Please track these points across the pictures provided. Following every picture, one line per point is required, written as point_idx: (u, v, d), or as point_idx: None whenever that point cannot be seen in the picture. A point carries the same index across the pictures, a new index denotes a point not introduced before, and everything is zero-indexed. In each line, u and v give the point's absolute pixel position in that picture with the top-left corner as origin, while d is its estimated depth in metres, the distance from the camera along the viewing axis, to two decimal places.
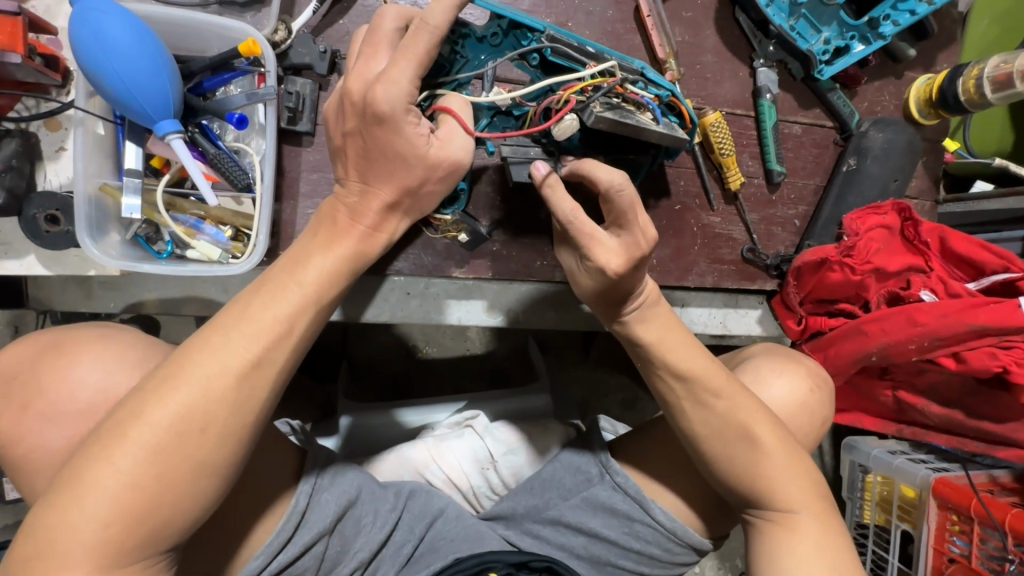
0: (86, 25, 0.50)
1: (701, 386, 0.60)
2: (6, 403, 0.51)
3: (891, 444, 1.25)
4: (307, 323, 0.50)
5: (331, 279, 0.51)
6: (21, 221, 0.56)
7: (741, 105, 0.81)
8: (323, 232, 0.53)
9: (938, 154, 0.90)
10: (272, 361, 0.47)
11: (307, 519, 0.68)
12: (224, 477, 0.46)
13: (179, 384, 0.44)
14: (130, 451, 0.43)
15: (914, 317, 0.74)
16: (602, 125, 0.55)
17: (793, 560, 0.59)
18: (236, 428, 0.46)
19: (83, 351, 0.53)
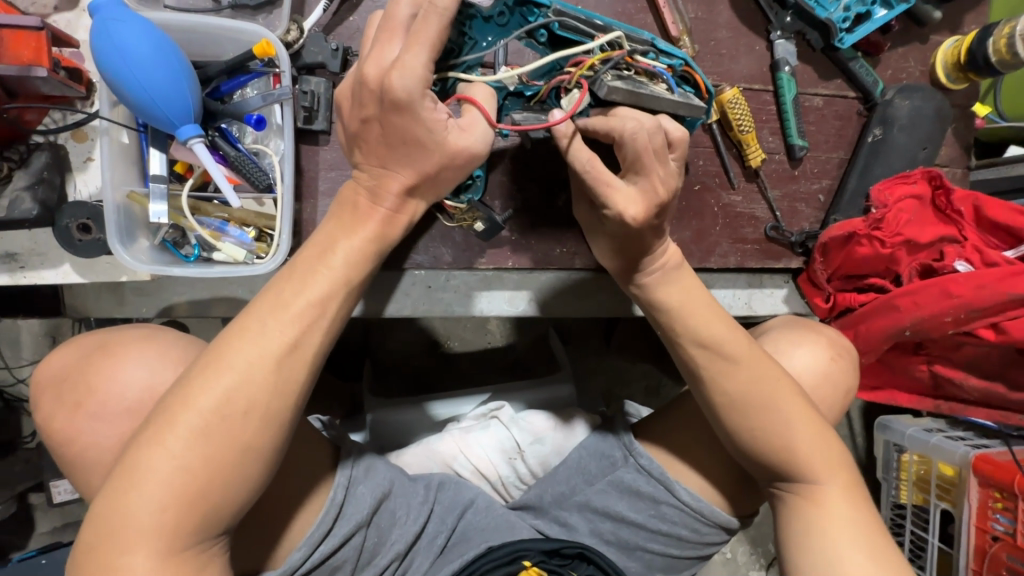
0: (108, 37, 0.52)
1: (719, 350, 0.63)
2: (58, 403, 0.54)
3: (927, 422, 1.22)
4: (338, 306, 0.50)
5: (360, 259, 0.52)
6: (54, 231, 0.58)
7: (759, 80, 0.79)
8: (347, 220, 0.53)
9: (968, 120, 0.86)
10: (307, 345, 0.48)
11: (345, 510, 0.70)
12: (270, 460, 0.47)
13: (221, 372, 0.45)
14: (180, 437, 0.44)
15: (949, 289, 0.72)
16: (615, 96, 0.55)
17: (819, 533, 0.61)
18: (278, 411, 0.47)
19: (128, 352, 0.55)
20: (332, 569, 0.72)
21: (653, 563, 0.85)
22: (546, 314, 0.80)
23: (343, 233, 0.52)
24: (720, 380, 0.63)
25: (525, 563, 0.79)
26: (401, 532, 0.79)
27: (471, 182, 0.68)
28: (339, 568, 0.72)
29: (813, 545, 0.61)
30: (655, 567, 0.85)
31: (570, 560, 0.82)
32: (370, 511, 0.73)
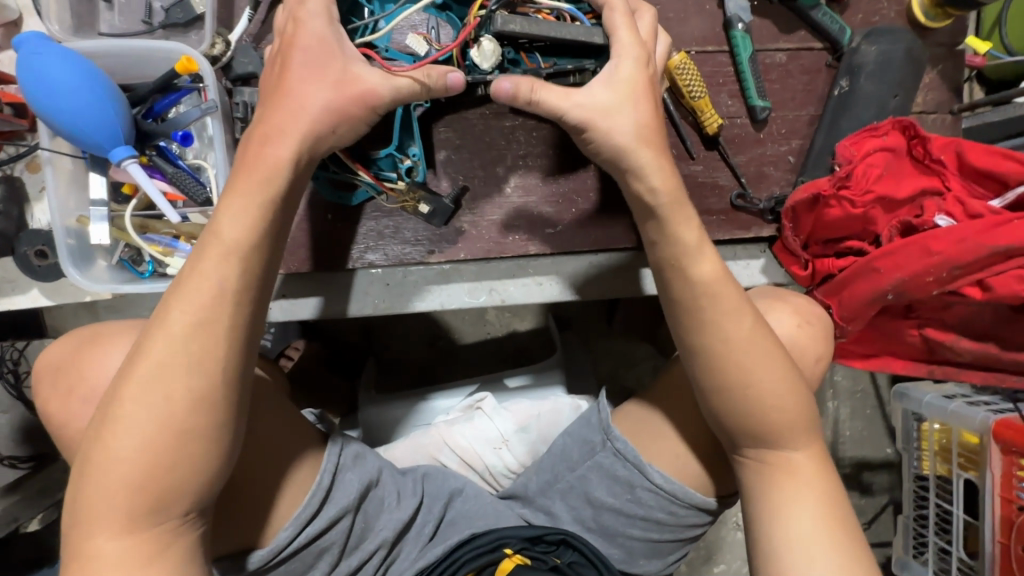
0: (30, 69, 0.54)
1: (716, 300, 0.60)
2: (54, 388, 0.58)
3: (948, 388, 1.14)
4: (239, 275, 0.50)
5: (252, 223, 0.51)
6: (16, 258, 0.62)
7: (712, 41, 0.75)
8: (242, 198, 0.51)
9: (957, 59, 0.79)
10: (220, 319, 0.49)
11: (333, 495, 0.71)
12: (211, 438, 0.49)
13: (144, 362, 0.48)
14: (120, 428, 0.47)
15: (929, 246, 0.66)
16: (512, 24, 0.60)
17: (790, 501, 0.62)
18: (204, 390, 0.48)
19: (112, 341, 0.58)
20: (320, 550, 0.71)
21: (635, 549, 0.85)
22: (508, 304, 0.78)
23: (248, 218, 0.51)
24: (709, 332, 0.61)
25: (508, 550, 0.79)
26: (389, 518, 0.78)
27: (410, 164, 0.69)
28: (328, 550, 0.71)
29: (787, 513, 0.61)
30: (638, 550, 0.85)
31: (555, 547, 0.82)
32: (356, 497, 0.73)
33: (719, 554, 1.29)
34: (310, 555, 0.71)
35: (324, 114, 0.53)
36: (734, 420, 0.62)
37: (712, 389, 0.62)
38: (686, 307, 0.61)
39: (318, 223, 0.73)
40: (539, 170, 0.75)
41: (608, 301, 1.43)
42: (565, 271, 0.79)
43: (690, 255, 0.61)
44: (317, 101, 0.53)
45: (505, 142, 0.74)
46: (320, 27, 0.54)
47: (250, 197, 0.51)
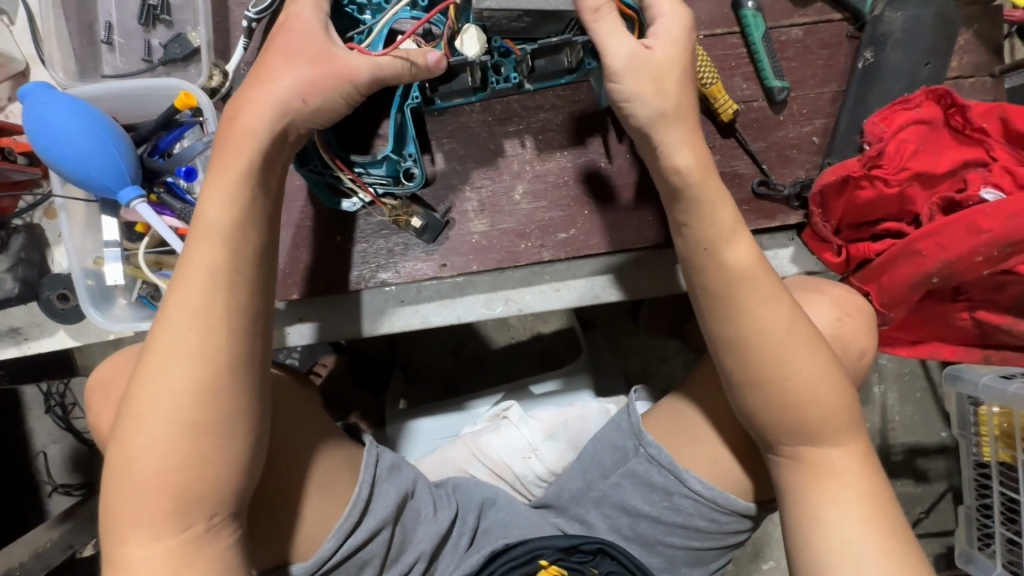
0: (37, 118, 0.55)
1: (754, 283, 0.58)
2: (107, 400, 0.57)
3: (1006, 368, 1.06)
4: (228, 259, 0.48)
5: (237, 206, 0.48)
6: (40, 304, 0.64)
7: (722, 23, 0.71)
8: (217, 189, 0.48)
9: (994, 16, 0.73)
10: (222, 302, 0.47)
11: (372, 506, 0.67)
12: (230, 428, 0.46)
13: (149, 360, 0.46)
14: (135, 429, 0.46)
15: (976, 223, 0.61)
16: (487, 9, 0.56)
17: (836, 505, 0.58)
18: (219, 376, 0.46)
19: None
20: (361, 562, 0.68)
21: (677, 557, 0.82)
22: (527, 311, 0.77)
23: (231, 204, 0.48)
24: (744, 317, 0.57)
25: (543, 562, 0.77)
26: (426, 531, 0.75)
27: (408, 165, 0.67)
28: (368, 562, 0.68)
29: (826, 518, 0.57)
30: (680, 558, 0.82)
31: (592, 556, 0.79)
32: (395, 509, 0.69)
33: (766, 552, 1.24)
34: (352, 568, 0.68)
35: (297, 88, 0.51)
36: (767, 414, 0.58)
37: (745, 379, 0.58)
38: (717, 293, 0.58)
39: (328, 244, 0.72)
40: (546, 173, 0.73)
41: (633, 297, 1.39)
42: (584, 273, 0.76)
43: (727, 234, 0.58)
44: (291, 73, 0.51)
45: (508, 146, 0.72)
46: (309, 15, 0.54)
47: (232, 184, 0.49)
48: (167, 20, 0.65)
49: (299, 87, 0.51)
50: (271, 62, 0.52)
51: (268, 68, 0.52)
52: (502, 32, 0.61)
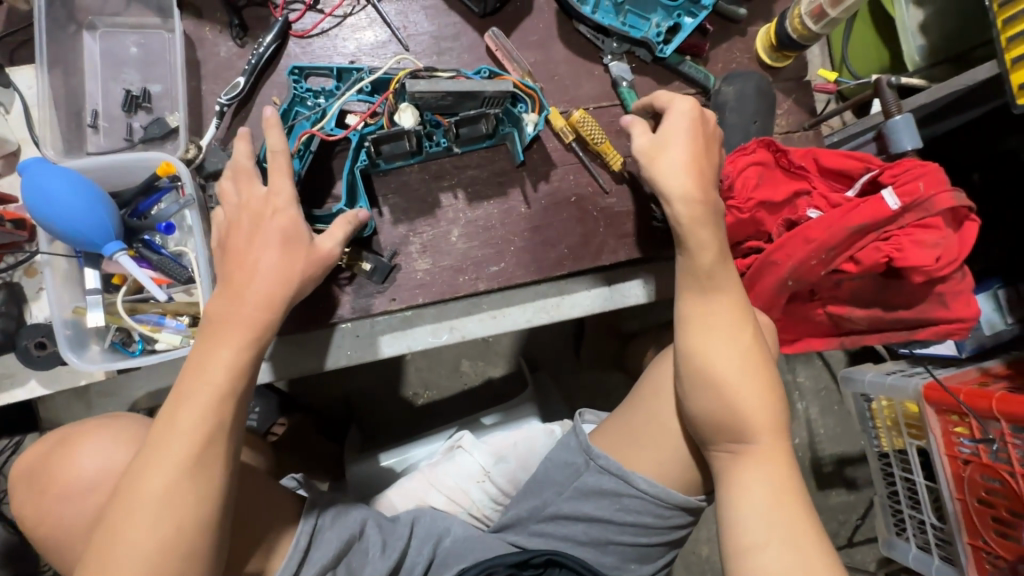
0: (34, 186, 0.64)
1: (715, 305, 0.73)
2: (30, 489, 0.63)
3: (887, 367, 1.25)
4: (230, 409, 0.59)
5: (235, 370, 0.60)
6: (17, 352, 0.69)
7: (605, 97, 0.91)
8: (220, 331, 0.61)
9: (806, 88, 0.97)
10: (220, 425, 0.58)
11: (310, 555, 0.73)
12: (206, 542, 0.55)
13: (141, 494, 0.54)
14: (121, 561, 0.52)
15: (808, 235, 0.78)
16: (420, 91, 0.72)
17: (751, 483, 0.68)
18: (207, 491, 0.56)
19: (84, 439, 0.63)
20: None
21: (626, 554, 0.89)
22: (470, 336, 0.89)
23: (237, 342, 0.61)
24: (687, 336, 0.73)
25: None
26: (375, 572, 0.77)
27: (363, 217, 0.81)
28: None
29: (739, 498, 0.67)
30: (629, 558, 0.89)
31: (544, 568, 0.83)
32: (337, 555, 0.74)
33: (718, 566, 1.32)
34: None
35: (270, 277, 0.63)
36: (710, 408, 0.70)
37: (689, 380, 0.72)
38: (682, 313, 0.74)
39: None
40: (479, 218, 0.87)
41: (575, 335, 1.51)
42: (514, 300, 0.90)
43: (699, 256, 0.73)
44: (268, 265, 0.63)
45: (443, 198, 0.86)
46: (286, 208, 0.65)
47: (236, 332, 0.61)
48: (148, 106, 0.78)
49: (275, 282, 0.63)
50: (250, 257, 0.63)
51: (248, 263, 0.63)
52: (432, 108, 0.77)
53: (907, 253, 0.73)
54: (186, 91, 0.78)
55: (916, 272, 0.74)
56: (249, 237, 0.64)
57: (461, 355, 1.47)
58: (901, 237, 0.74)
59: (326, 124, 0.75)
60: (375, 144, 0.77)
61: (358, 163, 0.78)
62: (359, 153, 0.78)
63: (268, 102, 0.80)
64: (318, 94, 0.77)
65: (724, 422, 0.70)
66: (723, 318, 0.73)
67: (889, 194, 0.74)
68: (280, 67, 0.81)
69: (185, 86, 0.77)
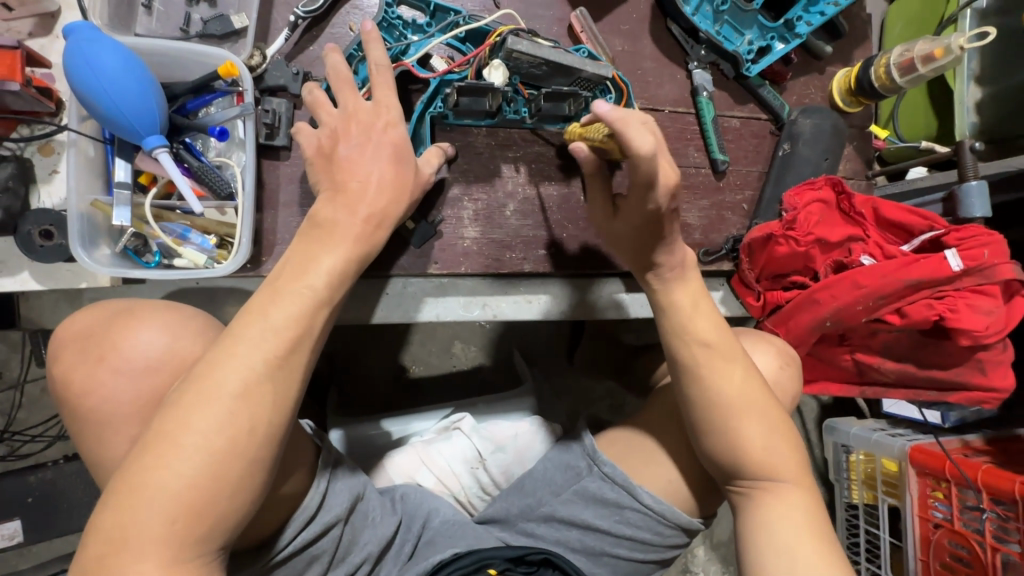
0: (79, 53, 0.56)
1: (711, 351, 0.69)
2: (80, 357, 0.54)
3: (871, 423, 1.29)
4: (322, 322, 0.54)
5: (337, 280, 0.55)
6: (17, 237, 0.60)
7: (681, 104, 0.89)
8: (322, 236, 0.56)
9: (867, 138, 0.98)
10: (312, 332, 0.53)
11: (327, 503, 0.68)
12: (271, 454, 0.49)
13: (217, 389, 0.47)
14: (184, 458, 0.45)
15: (858, 280, 0.79)
16: (518, 48, 0.68)
17: (770, 521, 0.66)
18: (285, 399, 0.50)
19: (149, 318, 0.56)
20: (310, 559, 0.68)
21: (620, 566, 0.86)
22: (501, 316, 0.84)
23: (343, 251, 0.56)
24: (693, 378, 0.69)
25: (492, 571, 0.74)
26: (374, 533, 0.74)
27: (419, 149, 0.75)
28: (317, 559, 0.68)
29: (761, 532, 0.66)
30: (622, 569, 0.87)
31: (536, 568, 0.78)
32: (349, 507, 0.70)
33: None
34: (299, 565, 0.68)
35: (379, 193, 0.59)
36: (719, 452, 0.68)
37: (700, 408, 0.69)
38: (678, 358, 0.70)
39: None
40: (536, 198, 0.83)
41: (571, 338, 1.49)
42: (551, 288, 0.86)
43: (678, 315, 0.71)
44: (376, 180, 0.59)
45: (505, 169, 0.82)
46: (395, 128, 0.61)
47: (343, 242, 0.56)
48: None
49: (382, 201, 0.59)
50: (361, 169, 0.59)
51: (360, 173, 0.59)
52: (521, 73, 0.74)
53: (961, 315, 0.75)
54: None
55: (964, 335, 0.75)
56: (353, 144, 0.60)
57: (455, 335, 1.41)
58: (956, 299, 0.76)
59: (411, 60, 0.71)
60: (456, 93, 0.71)
61: (430, 108, 0.74)
62: (434, 97, 0.73)
63: (344, 27, 0.74)
64: (408, 33, 0.73)
65: (740, 466, 0.68)
66: (729, 360, 0.69)
67: (952, 255, 0.76)
68: None
69: None
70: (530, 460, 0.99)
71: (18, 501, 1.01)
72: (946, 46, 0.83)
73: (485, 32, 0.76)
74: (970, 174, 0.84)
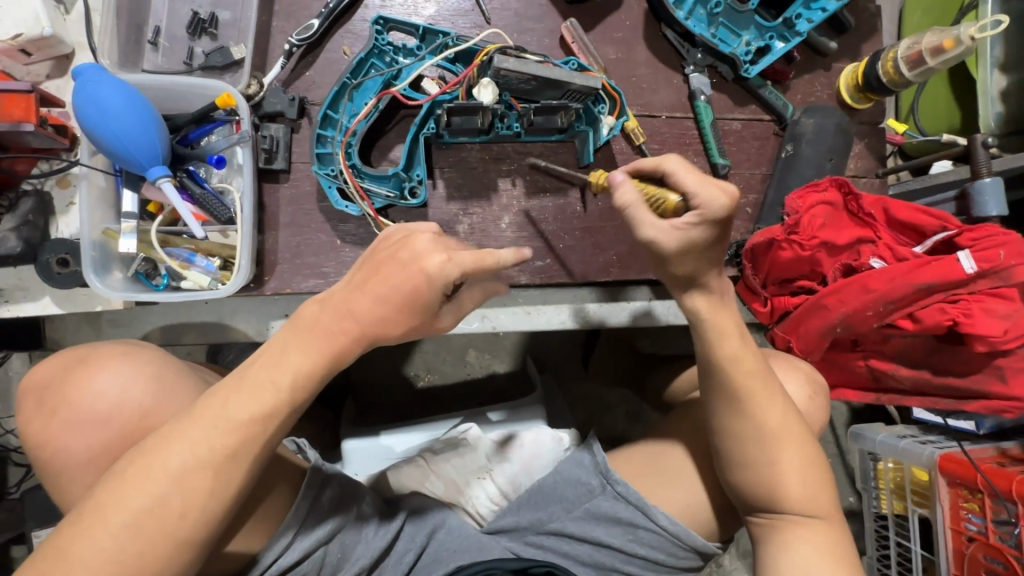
0: (85, 93, 0.60)
1: (740, 369, 0.64)
2: (36, 409, 0.57)
3: (899, 430, 1.23)
4: (280, 423, 0.51)
5: (305, 382, 0.52)
6: (37, 265, 0.65)
7: (679, 108, 0.88)
8: (303, 335, 0.53)
9: (880, 134, 0.94)
10: (269, 429, 0.51)
11: (309, 522, 0.69)
12: (201, 538, 0.49)
13: (158, 470, 0.48)
14: (112, 531, 0.46)
15: (868, 284, 0.76)
16: (505, 65, 0.69)
17: (798, 554, 0.64)
18: (225, 490, 0.49)
19: (105, 363, 0.58)
20: None
21: None
22: (501, 329, 0.85)
23: (315, 356, 0.52)
24: (727, 414, 0.66)
25: None
26: (366, 546, 0.75)
27: (414, 183, 0.76)
28: None
29: (782, 563, 0.64)
30: None
31: None
32: (332, 526, 0.72)
33: None
34: None
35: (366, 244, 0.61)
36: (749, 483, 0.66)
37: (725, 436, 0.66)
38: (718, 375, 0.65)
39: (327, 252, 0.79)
40: (532, 209, 0.83)
41: (585, 345, 1.47)
42: (551, 299, 0.86)
43: (719, 343, 0.64)
44: None
45: (501, 183, 0.82)
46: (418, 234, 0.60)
47: (319, 345, 0.52)
48: (214, 33, 0.73)
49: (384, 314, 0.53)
50: None
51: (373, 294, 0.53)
52: (511, 89, 0.74)
53: (975, 320, 0.71)
54: (256, 24, 0.74)
55: (980, 341, 0.72)
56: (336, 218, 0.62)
57: (469, 344, 1.42)
58: (970, 302, 0.72)
59: (404, 86, 0.73)
60: (447, 115, 0.72)
61: (424, 129, 0.75)
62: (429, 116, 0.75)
63: (338, 52, 0.76)
64: (400, 54, 0.75)
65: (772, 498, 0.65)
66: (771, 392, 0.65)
67: (965, 256, 0.72)
68: (356, 16, 0.77)
69: (256, 19, 0.73)
70: (537, 472, 0.97)
71: (59, 508, 1.05)
72: (956, 37, 0.80)
73: (475, 50, 0.76)
74: (984, 171, 0.82)
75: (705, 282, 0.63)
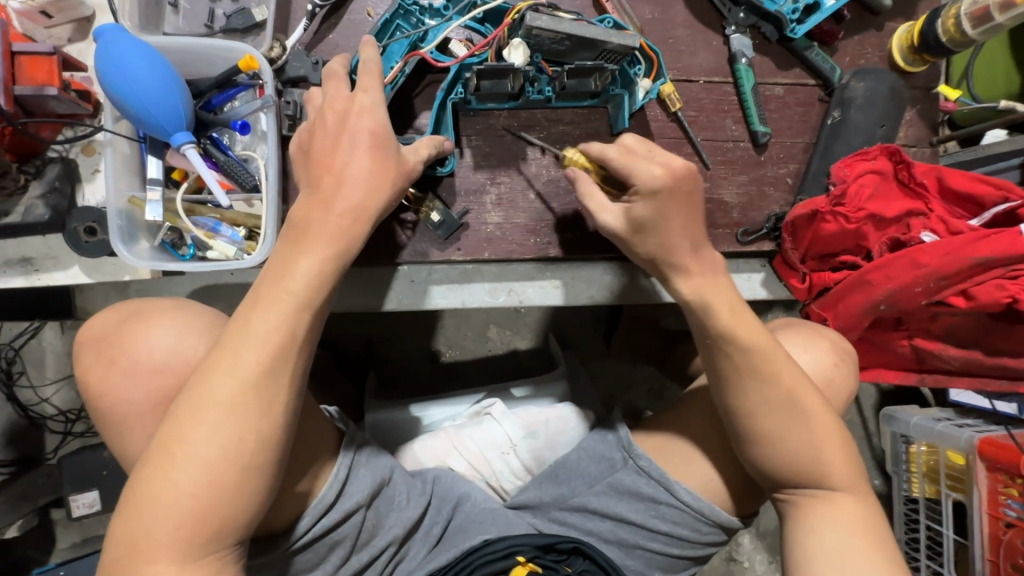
0: (106, 53, 0.59)
1: (747, 351, 0.62)
2: (96, 359, 0.58)
3: (934, 412, 1.19)
4: (306, 326, 0.53)
5: (319, 281, 0.55)
6: (66, 234, 0.65)
7: (718, 72, 0.83)
8: (302, 236, 0.55)
9: (933, 99, 0.88)
10: (299, 338, 0.53)
11: (347, 490, 0.69)
12: (270, 459, 0.51)
13: (209, 402, 0.49)
14: (182, 467, 0.48)
15: (917, 259, 0.72)
16: (537, 23, 0.65)
17: (832, 535, 0.61)
18: (274, 407, 0.51)
19: (157, 318, 0.59)
20: (332, 544, 0.70)
21: (654, 560, 0.82)
22: (528, 303, 0.82)
23: (320, 251, 0.55)
24: (738, 385, 0.63)
25: (520, 559, 0.72)
26: (398, 517, 0.76)
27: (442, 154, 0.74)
28: (338, 545, 0.70)
29: (806, 539, 0.63)
30: (655, 564, 0.82)
31: (566, 556, 0.74)
32: (370, 494, 0.71)
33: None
34: (322, 548, 0.69)
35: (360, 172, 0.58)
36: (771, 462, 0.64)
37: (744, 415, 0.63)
38: (737, 347, 0.63)
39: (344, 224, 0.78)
40: (562, 179, 0.80)
41: (607, 321, 1.45)
42: (579, 274, 0.84)
43: (728, 316, 0.63)
44: (364, 171, 0.57)
45: (530, 152, 0.79)
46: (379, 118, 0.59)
47: (319, 241, 0.55)
48: None
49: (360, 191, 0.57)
50: (338, 162, 0.57)
51: (337, 168, 0.57)
52: (543, 50, 0.71)
53: None
54: None
55: None
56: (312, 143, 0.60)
57: (490, 320, 1.41)
58: None
59: (431, 47, 0.70)
60: (476, 78, 0.69)
61: (452, 95, 0.72)
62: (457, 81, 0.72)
63: (362, 13, 0.73)
64: (427, 14, 0.71)
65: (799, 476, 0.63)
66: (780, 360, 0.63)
67: None
68: None
69: None
70: (562, 447, 0.97)
71: (95, 473, 1.07)
72: None
73: (505, 9, 0.73)
74: None
75: (703, 256, 0.64)
